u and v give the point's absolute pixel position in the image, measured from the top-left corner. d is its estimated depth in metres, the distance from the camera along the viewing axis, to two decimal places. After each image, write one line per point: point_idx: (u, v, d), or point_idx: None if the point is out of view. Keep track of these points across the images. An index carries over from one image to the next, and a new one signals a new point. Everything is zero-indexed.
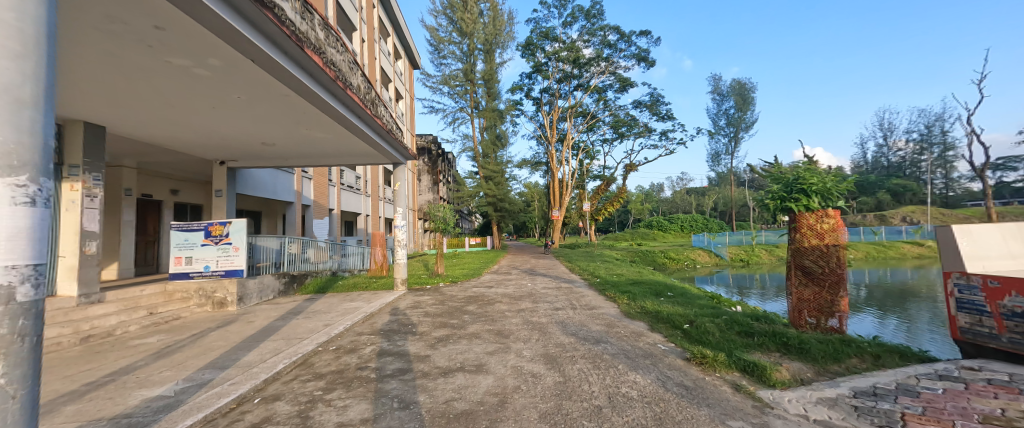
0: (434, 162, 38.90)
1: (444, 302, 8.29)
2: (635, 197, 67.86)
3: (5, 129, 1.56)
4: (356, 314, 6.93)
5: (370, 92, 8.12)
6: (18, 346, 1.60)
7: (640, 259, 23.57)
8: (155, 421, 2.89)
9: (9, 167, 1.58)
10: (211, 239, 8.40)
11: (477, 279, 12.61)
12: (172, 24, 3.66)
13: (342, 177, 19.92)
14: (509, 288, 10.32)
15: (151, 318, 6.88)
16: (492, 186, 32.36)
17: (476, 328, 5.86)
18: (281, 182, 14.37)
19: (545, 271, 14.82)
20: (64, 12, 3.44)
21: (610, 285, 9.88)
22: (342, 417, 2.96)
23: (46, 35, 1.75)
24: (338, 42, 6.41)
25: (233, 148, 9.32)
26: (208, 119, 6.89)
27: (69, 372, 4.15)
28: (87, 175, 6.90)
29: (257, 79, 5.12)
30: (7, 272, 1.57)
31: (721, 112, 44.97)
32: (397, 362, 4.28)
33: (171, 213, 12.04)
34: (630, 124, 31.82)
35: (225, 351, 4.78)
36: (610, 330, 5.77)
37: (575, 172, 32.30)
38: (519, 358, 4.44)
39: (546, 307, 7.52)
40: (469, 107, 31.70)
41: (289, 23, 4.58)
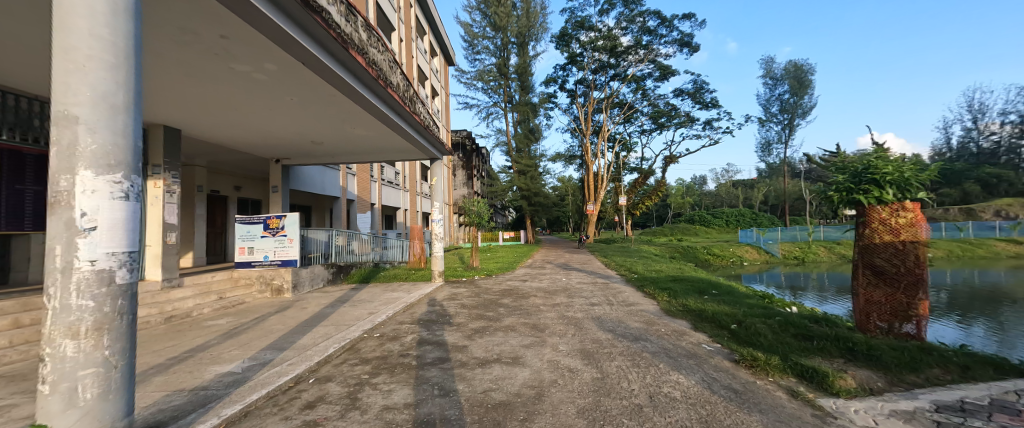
0: (468, 158, 39.66)
1: (479, 295, 8.42)
2: (675, 190, 64.90)
3: (102, 132, 2.06)
4: (397, 304, 7.24)
5: (408, 89, 8.36)
6: (117, 321, 2.11)
7: (679, 255, 22.41)
8: (228, 394, 3.22)
9: (107, 166, 2.08)
10: (269, 232, 9.10)
11: (512, 273, 12.70)
12: (232, 32, 4.03)
13: (383, 173, 20.85)
14: (544, 282, 10.27)
15: (220, 302, 7.64)
16: (526, 181, 32.29)
17: (512, 321, 5.93)
18: (328, 180, 15.32)
19: (580, 266, 14.64)
20: (148, 29, 3.91)
21: (648, 282, 9.48)
22: (388, 401, 3.13)
23: (134, 52, 2.21)
24: (379, 42, 6.69)
25: (288, 148, 10.08)
26: (267, 120, 7.49)
27: (156, 347, 4.74)
28: (168, 174, 7.80)
29: (308, 81, 5.50)
30: (109, 258, 2.09)
31: (773, 98, 41.46)
32: (436, 351, 4.44)
33: (235, 207, 13.28)
34: (669, 114, 30.46)
35: (282, 334, 5.22)
36: (650, 328, 5.58)
37: (611, 165, 31.49)
38: (555, 352, 4.43)
39: (582, 302, 7.43)
40: (503, 102, 31.96)
41: (336, 25, 4.84)
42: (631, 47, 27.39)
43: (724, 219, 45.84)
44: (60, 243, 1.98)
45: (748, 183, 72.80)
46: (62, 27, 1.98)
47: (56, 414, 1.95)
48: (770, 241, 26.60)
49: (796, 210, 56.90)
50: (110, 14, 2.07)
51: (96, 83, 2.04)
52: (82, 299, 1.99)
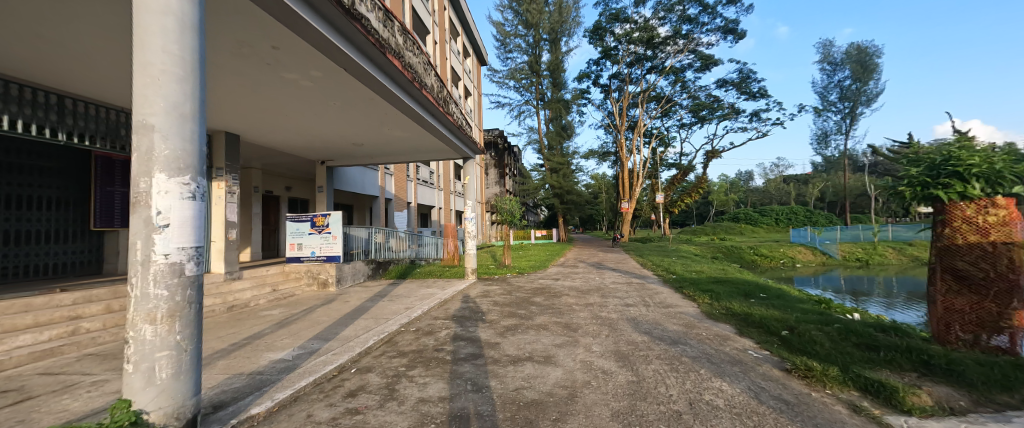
0: (500, 156, 39.97)
1: (511, 293, 8.47)
2: (717, 187, 61.40)
3: (173, 140, 2.30)
4: (431, 299, 7.45)
5: (442, 90, 8.56)
6: (187, 309, 2.36)
7: (722, 256, 21.17)
8: (280, 379, 3.48)
9: (178, 169, 2.33)
10: (315, 229, 9.70)
11: (545, 271, 12.65)
12: (282, 42, 4.33)
13: (419, 172, 21.51)
14: (577, 281, 10.13)
15: (274, 294, 8.27)
16: (558, 178, 31.72)
17: (543, 319, 5.91)
18: (369, 180, 16.07)
19: (614, 265, 14.26)
20: (212, 44, 4.31)
21: (688, 283, 9.03)
22: (423, 393, 3.24)
23: (198, 65, 2.45)
24: (414, 45, 6.90)
25: (333, 150, 10.70)
26: (314, 124, 7.98)
27: (220, 334, 5.23)
28: (229, 175, 8.54)
29: (350, 86, 5.79)
30: (179, 252, 2.33)
31: (831, 84, 37.91)
32: (469, 347, 4.53)
33: (286, 206, 14.30)
34: (712, 107, 28.88)
35: (327, 325, 5.56)
36: (689, 331, 5.32)
37: (647, 161, 30.35)
38: (588, 352, 4.36)
39: (616, 302, 7.24)
40: (535, 99, 31.86)
41: (375, 31, 5.05)
42: (669, 38, 26.26)
43: (773, 217, 42.61)
44: (140, 238, 2.25)
45: (801, 178, 67.40)
46: (140, 45, 2.23)
47: (139, 391, 2.22)
48: (827, 242, 24.30)
49: (859, 207, 51.87)
50: (179, 32, 2.31)
51: (168, 94, 2.29)
52: (158, 289, 2.25)
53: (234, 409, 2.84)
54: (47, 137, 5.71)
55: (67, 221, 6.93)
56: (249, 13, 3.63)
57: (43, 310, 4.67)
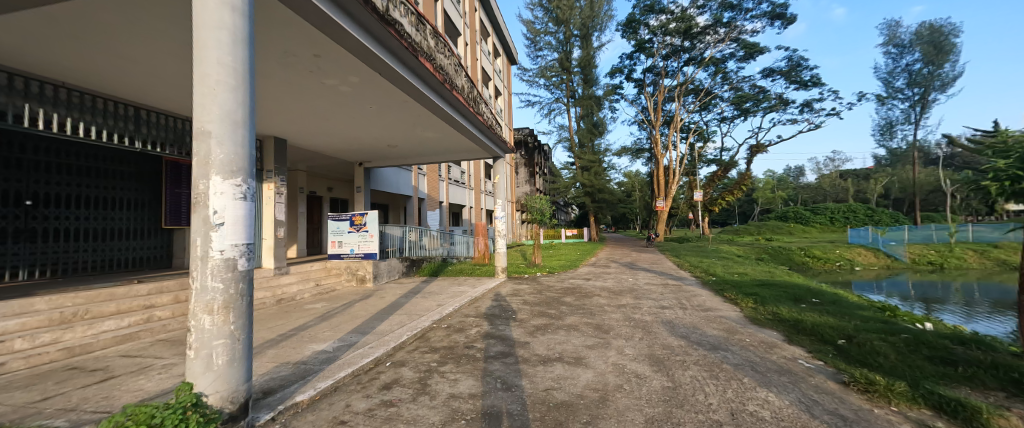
0: (531, 155, 39.90)
1: (541, 292, 8.39)
2: (763, 183, 57.54)
3: (227, 145, 2.50)
4: (463, 297, 7.56)
5: (472, 91, 8.66)
6: (240, 301, 2.56)
7: (769, 257, 19.78)
8: (321, 369, 3.68)
9: (231, 171, 2.53)
10: (354, 227, 10.03)
11: (576, 271, 12.45)
12: (322, 50, 4.58)
13: (450, 172, 21.88)
14: (609, 281, 9.86)
15: (317, 289, 8.77)
16: (589, 176, 30.93)
17: (574, 320, 5.81)
18: (403, 180, 16.60)
19: (648, 265, 13.75)
20: (263, 55, 4.64)
21: (730, 286, 8.51)
22: (454, 389, 3.30)
23: (249, 75, 2.65)
24: (445, 47, 7.03)
25: (370, 152, 11.17)
26: (353, 127, 8.36)
27: (269, 325, 5.61)
28: (278, 177, 9.10)
29: (385, 90, 6.01)
30: (233, 248, 2.53)
31: (898, 69, 34.24)
32: (499, 345, 4.54)
33: (328, 205, 15.11)
34: (756, 98, 27.15)
35: (364, 320, 5.80)
36: (731, 337, 5.02)
37: (684, 158, 29.00)
38: (621, 355, 4.23)
39: (650, 304, 6.97)
40: (565, 97, 31.48)
41: (408, 36, 5.19)
42: (708, 27, 25.02)
43: (828, 216, 39.21)
44: (200, 236, 2.46)
45: (860, 172, 61.56)
46: (199, 59, 2.45)
47: (199, 375, 2.44)
48: (892, 243, 21.95)
49: (930, 204, 46.52)
50: (231, 44, 2.52)
51: (223, 103, 2.50)
52: (215, 282, 2.46)
53: (281, 396, 3.06)
54: (131, 146, 6.31)
55: (143, 219, 7.81)
56: (292, 24, 3.87)
57: (123, 299, 5.23)
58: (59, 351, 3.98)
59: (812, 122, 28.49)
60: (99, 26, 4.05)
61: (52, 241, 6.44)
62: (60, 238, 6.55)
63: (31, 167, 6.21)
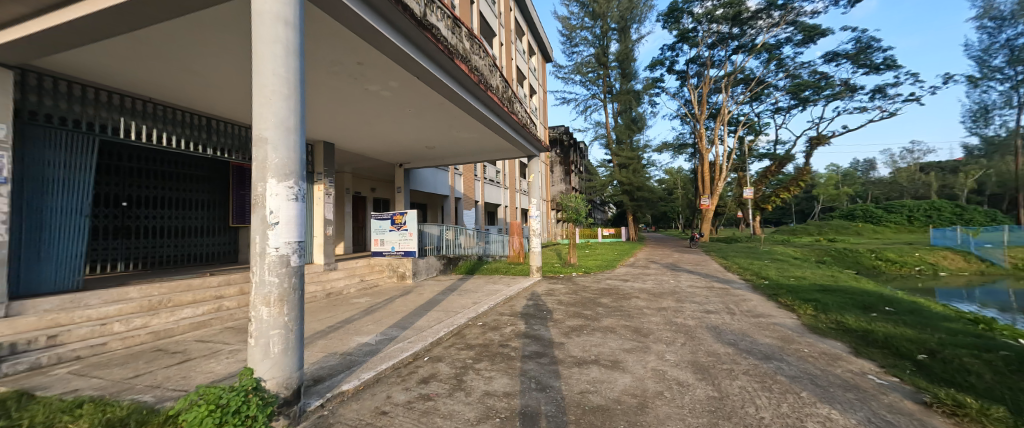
0: (566, 154, 39.35)
1: (577, 292, 8.23)
2: (824, 178, 52.45)
3: (281, 149, 2.71)
4: (498, 295, 7.62)
5: (506, 91, 8.70)
6: (293, 295, 2.76)
7: (832, 260, 17.96)
8: (364, 361, 3.87)
9: (285, 174, 2.73)
10: (395, 226, 10.40)
11: (614, 271, 12.09)
12: (364, 57, 4.82)
13: (485, 172, 22.09)
14: (648, 283, 9.46)
15: (362, 284, 9.24)
16: (627, 174, 29.84)
17: (611, 322, 5.63)
18: (440, 180, 17.02)
19: (691, 267, 13.04)
20: (313, 64, 4.97)
21: (785, 291, 7.83)
22: (489, 387, 3.33)
23: (300, 85, 2.85)
24: (479, 48, 7.12)
25: (409, 153, 11.59)
26: (395, 130, 8.71)
27: (319, 317, 6.00)
28: (327, 179, 9.71)
29: (423, 93, 6.20)
30: (287, 245, 2.73)
31: (996, 45, 29.63)
32: (534, 345, 4.52)
33: (371, 205, 15.87)
34: (817, 86, 24.83)
35: (404, 314, 6.02)
36: (787, 346, 4.61)
37: (731, 152, 27.13)
38: (661, 361, 4.03)
39: (694, 308, 6.59)
40: (602, 93, 30.73)
41: (444, 39, 5.30)
42: (760, 11, 23.23)
43: (905, 214, 34.76)
44: (258, 234, 2.68)
45: (946, 164, 54.01)
46: (257, 73, 2.69)
47: (258, 361, 2.65)
48: (987, 246, 18.92)
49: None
50: (284, 55, 2.74)
51: (277, 111, 2.71)
52: (271, 276, 2.67)
53: (329, 384, 3.26)
54: (207, 154, 7.04)
55: (215, 219, 8.68)
56: (338, 33, 4.11)
57: (198, 290, 5.84)
58: (146, 334, 4.55)
59: (885, 109, 25.55)
60: (178, 47, 4.56)
61: (143, 238, 7.40)
62: (149, 234, 7.49)
63: (127, 173, 7.19)
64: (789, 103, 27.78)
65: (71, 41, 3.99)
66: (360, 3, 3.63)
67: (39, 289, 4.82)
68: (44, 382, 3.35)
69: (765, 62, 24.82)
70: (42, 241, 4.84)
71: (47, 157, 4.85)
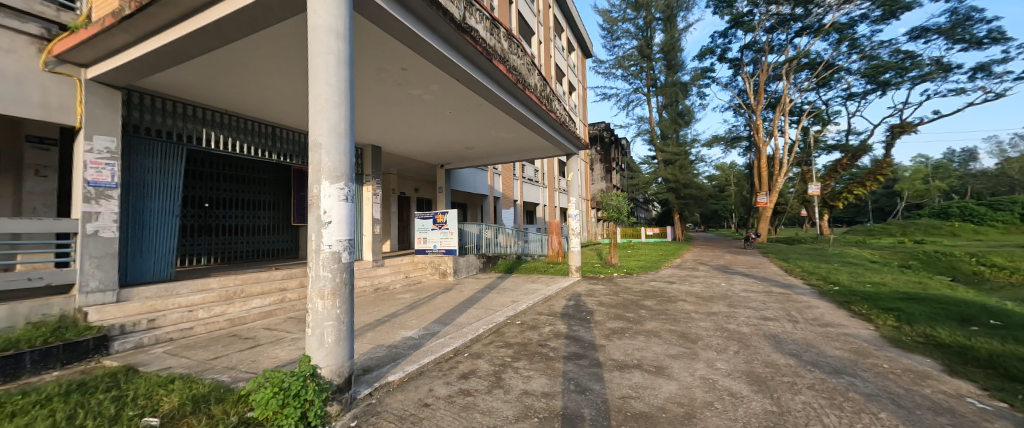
0: (607, 151, 38.12)
1: (618, 294, 7.94)
2: (907, 171, 46.24)
3: (333, 153, 2.91)
4: (536, 295, 7.57)
5: (545, 88, 8.62)
6: (344, 289, 2.95)
7: (919, 264, 15.70)
8: (408, 354, 4.03)
9: (336, 177, 2.93)
10: (437, 225, 10.74)
11: (658, 273, 11.54)
12: (408, 63, 5.03)
13: (524, 171, 22.04)
14: (697, 286, 8.90)
15: (408, 281, 9.65)
16: (673, 170, 28.20)
17: (655, 325, 5.37)
18: (479, 180, 17.24)
19: (746, 269, 12.08)
20: (363, 73, 5.28)
21: (859, 298, 6.96)
22: (527, 386, 3.32)
23: (349, 92, 3.04)
24: (518, 48, 7.13)
25: (450, 154, 11.90)
26: (438, 132, 8.99)
27: (368, 311, 6.35)
28: (375, 180, 10.22)
29: (464, 95, 6.34)
30: (338, 242, 2.92)
31: None
32: (573, 346, 4.43)
33: (415, 204, 16.49)
34: (900, 67, 21.92)
35: (445, 311, 6.18)
36: (861, 360, 4.10)
37: (795, 144, 24.75)
38: (711, 369, 3.77)
39: (748, 314, 6.08)
40: (645, 86, 29.47)
41: (483, 41, 5.38)
42: None
43: (1014, 212, 29.60)
44: (314, 231, 2.91)
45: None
46: (313, 83, 2.92)
47: (315, 349, 2.88)
48: None
49: None
50: (336, 65, 2.95)
51: (330, 118, 2.92)
52: (325, 271, 2.88)
53: (377, 374, 3.46)
54: (273, 159, 7.77)
55: (279, 218, 9.58)
56: (383, 40, 4.32)
57: (266, 282, 6.44)
58: (224, 321, 5.13)
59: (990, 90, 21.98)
60: (249, 64, 5.07)
61: (220, 235, 8.33)
62: (225, 232, 8.43)
63: (209, 177, 8.12)
64: (866, 88, 24.81)
65: (165, 63, 4.59)
66: (403, 11, 3.80)
67: (139, 278, 5.55)
68: (145, 359, 3.90)
69: (835, 43, 22.27)
70: (143, 238, 5.61)
71: (148, 165, 5.63)
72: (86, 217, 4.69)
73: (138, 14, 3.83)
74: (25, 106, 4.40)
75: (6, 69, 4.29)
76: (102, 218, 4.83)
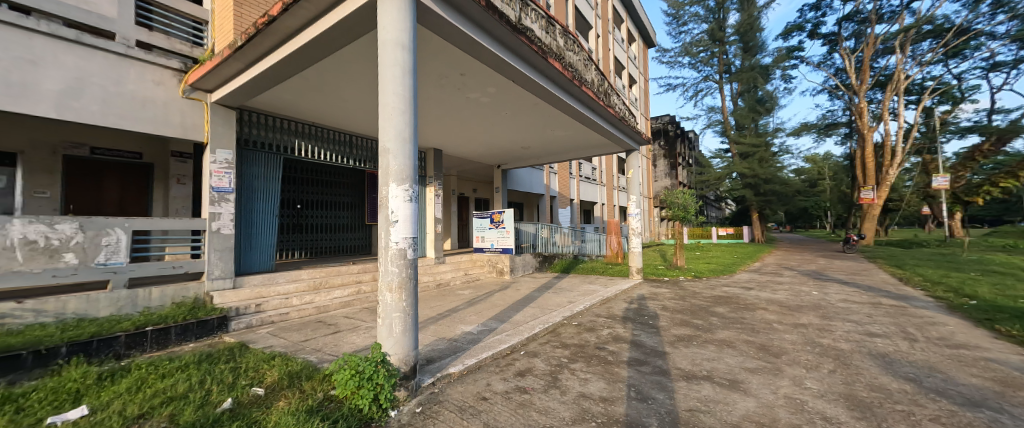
0: (672, 145, 35.36)
1: (685, 298, 7.35)
2: None
3: (399, 157, 3.13)
4: (595, 296, 7.32)
5: (602, 84, 8.29)
6: (410, 284, 3.16)
7: None
8: (467, 348, 4.17)
9: (402, 179, 3.15)
10: (494, 224, 10.71)
11: (734, 277, 10.46)
12: (466, 68, 5.21)
13: (581, 169, 21.41)
14: (781, 293, 7.87)
15: (468, 277, 9.99)
16: (751, 164, 25.15)
17: (728, 335, 4.87)
18: (535, 179, 17.12)
19: (844, 276, 10.40)
20: (427, 80, 5.59)
21: (1007, 317, 5.55)
22: (584, 388, 3.24)
23: (413, 99, 3.24)
24: (574, 44, 6.96)
25: (507, 155, 12.04)
26: (496, 134, 9.15)
27: (431, 305, 6.70)
28: (437, 181, 10.68)
29: (521, 96, 6.37)
30: (404, 240, 3.14)
31: None
32: (633, 351, 4.20)
33: (473, 204, 16.98)
34: None
35: (502, 309, 6.28)
36: (1008, 393, 3.26)
37: (913, 128, 20.65)
38: (799, 389, 3.30)
39: (847, 328, 5.21)
40: (717, 73, 26.91)
41: (538, 40, 5.32)
42: None
43: None
44: (383, 230, 3.16)
45: None
46: (382, 93, 3.17)
47: (385, 338, 3.13)
48: None
49: None
50: (401, 75, 3.16)
51: (397, 125, 3.14)
52: (393, 266, 3.11)
53: (439, 365, 3.65)
54: (351, 164, 8.60)
55: (356, 217, 10.57)
56: (443, 48, 4.52)
57: (345, 275, 7.14)
58: (312, 308, 5.81)
59: None
60: (331, 81, 5.66)
61: (308, 232, 9.43)
62: (313, 230, 9.52)
63: (298, 182, 9.27)
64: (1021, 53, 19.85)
65: (266, 85, 5.34)
66: (459, 17, 3.92)
67: (248, 268, 6.52)
68: (253, 338, 4.59)
69: (972, 3, 18.01)
70: (252, 234, 6.59)
71: (254, 172, 6.60)
72: (211, 217, 5.66)
73: (247, 45, 4.52)
74: (168, 127, 5.46)
75: (156, 97, 5.36)
76: (223, 217, 5.78)
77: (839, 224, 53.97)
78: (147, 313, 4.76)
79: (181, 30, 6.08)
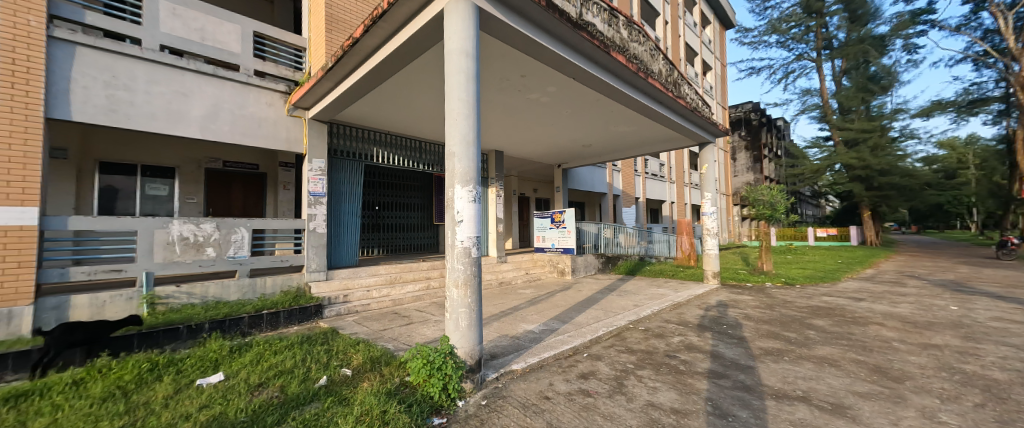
0: (756, 135, 31.33)
1: (773, 307, 6.49)
2: None
3: (463, 159, 3.24)
4: (664, 300, 6.83)
5: (672, 73, 7.67)
6: (474, 281, 3.27)
7: None
8: (528, 347, 4.18)
9: (466, 180, 3.26)
10: (555, 224, 10.56)
11: (838, 284, 8.97)
12: (528, 69, 5.20)
13: (647, 166, 20.10)
14: (904, 305, 6.53)
15: (530, 276, 10.03)
16: (859, 153, 21.20)
17: (830, 351, 4.19)
18: (597, 177, 16.46)
19: (993, 290, 8.28)
20: (491, 83, 5.69)
21: None
22: (653, 397, 3.05)
23: (476, 101, 3.32)
24: (640, 34, 6.50)
25: (569, 154, 11.78)
26: (559, 132, 9.01)
27: (495, 302, 6.87)
28: (498, 182, 10.85)
29: (583, 93, 6.17)
30: (469, 239, 3.25)
31: None
32: (709, 362, 3.83)
33: (534, 205, 16.95)
34: None
35: (565, 309, 6.17)
36: None
37: None
38: (931, 423, 2.69)
39: (1000, 353, 4.13)
40: (814, 50, 23.22)
41: (601, 34, 5.06)
42: None
43: None
44: (450, 229, 3.30)
45: None
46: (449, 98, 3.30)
47: (452, 332, 3.28)
48: None
49: None
50: (465, 81, 3.25)
51: (462, 127, 3.25)
52: (459, 264, 3.25)
53: (502, 361, 3.73)
54: (421, 168, 9.17)
55: (425, 218, 11.26)
56: (505, 50, 4.55)
57: (416, 271, 7.64)
58: (389, 301, 6.34)
59: None
60: (404, 91, 6.07)
61: (385, 231, 10.29)
62: (388, 229, 10.37)
63: (375, 185, 10.15)
64: None
65: (350, 99, 5.93)
66: (520, 19, 3.91)
67: (337, 263, 7.34)
68: (343, 324, 5.17)
69: None
70: (340, 233, 7.39)
71: (341, 177, 7.39)
72: (309, 218, 6.48)
73: (336, 64, 5.06)
74: (277, 141, 6.37)
75: (269, 116, 6.28)
76: (318, 218, 6.59)
77: (989, 225, 43.13)
78: (264, 298, 5.66)
79: (287, 58, 7.05)
